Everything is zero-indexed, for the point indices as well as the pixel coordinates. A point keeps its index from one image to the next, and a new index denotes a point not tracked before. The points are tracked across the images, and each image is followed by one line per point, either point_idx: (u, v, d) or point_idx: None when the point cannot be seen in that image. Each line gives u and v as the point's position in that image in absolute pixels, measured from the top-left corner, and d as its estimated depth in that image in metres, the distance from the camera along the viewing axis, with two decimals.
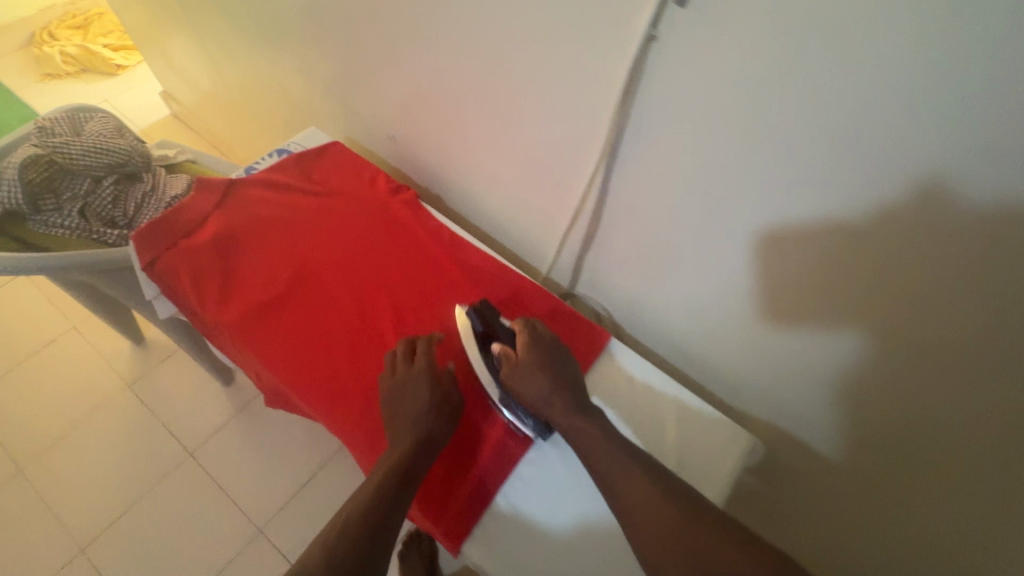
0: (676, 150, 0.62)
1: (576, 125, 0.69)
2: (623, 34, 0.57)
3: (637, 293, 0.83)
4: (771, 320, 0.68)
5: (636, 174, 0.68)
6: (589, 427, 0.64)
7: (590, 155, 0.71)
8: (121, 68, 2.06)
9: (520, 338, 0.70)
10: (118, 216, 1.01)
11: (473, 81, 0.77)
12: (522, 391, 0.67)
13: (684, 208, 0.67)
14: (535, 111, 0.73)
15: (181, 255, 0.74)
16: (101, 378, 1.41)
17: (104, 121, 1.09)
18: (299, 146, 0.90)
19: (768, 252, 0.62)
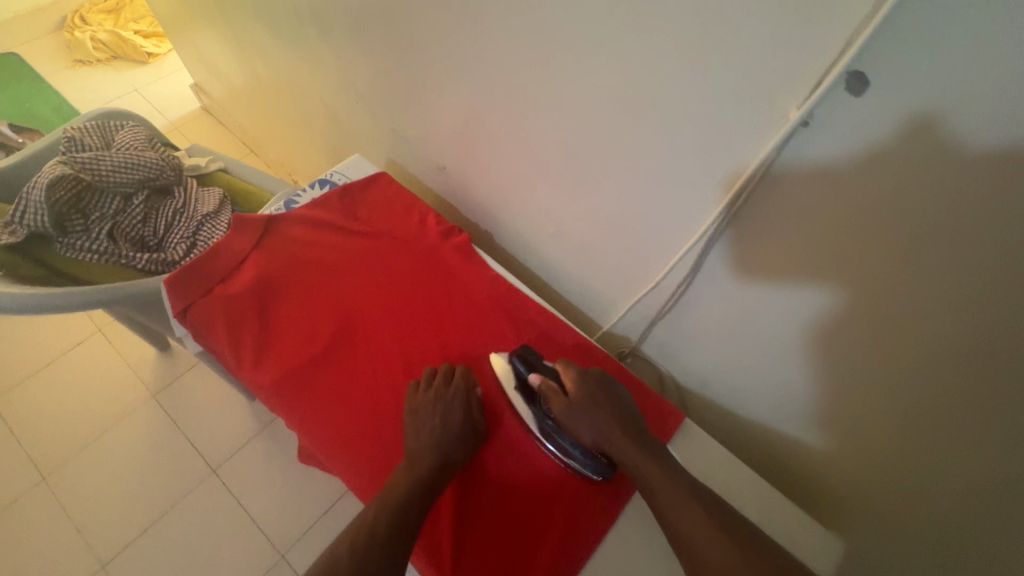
0: (793, 229, 0.52)
1: (671, 185, 0.61)
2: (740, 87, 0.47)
3: (710, 365, 0.74)
4: (873, 422, 0.59)
5: (735, 246, 0.59)
6: (652, 464, 0.57)
7: (684, 216, 0.62)
8: (153, 56, 2.00)
9: (568, 374, 0.64)
10: (148, 236, 0.97)
11: (547, 122, 0.69)
12: (577, 432, 0.61)
13: (786, 288, 0.58)
14: (619, 162, 0.64)
15: (217, 304, 0.67)
16: (125, 386, 1.38)
17: (134, 130, 1.02)
18: (343, 176, 0.83)
19: (883, 352, 0.53)
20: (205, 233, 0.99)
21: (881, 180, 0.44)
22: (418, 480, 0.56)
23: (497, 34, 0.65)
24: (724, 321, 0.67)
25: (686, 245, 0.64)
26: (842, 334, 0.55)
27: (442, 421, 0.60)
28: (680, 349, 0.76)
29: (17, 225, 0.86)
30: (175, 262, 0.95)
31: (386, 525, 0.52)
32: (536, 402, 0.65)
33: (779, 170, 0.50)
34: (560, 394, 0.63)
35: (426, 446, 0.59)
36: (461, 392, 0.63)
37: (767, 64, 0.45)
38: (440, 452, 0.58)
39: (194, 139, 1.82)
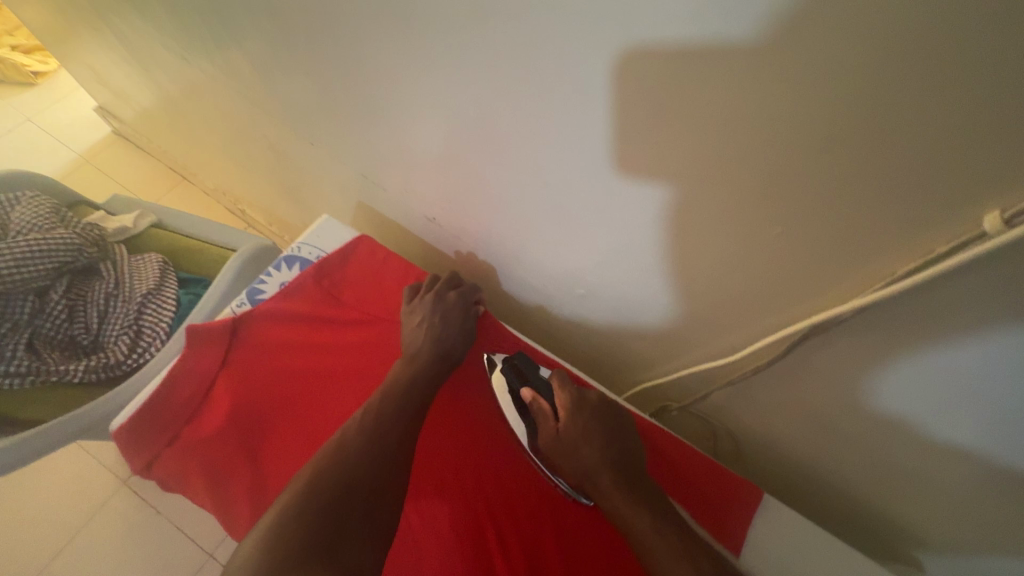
0: (904, 311, 0.41)
1: (747, 265, 0.48)
2: (840, 153, 0.35)
3: (767, 428, 0.64)
4: (1000, 512, 0.50)
5: (830, 336, 0.48)
6: (639, 514, 0.52)
7: (762, 295, 0.50)
8: (42, 76, 1.70)
9: (560, 398, 0.60)
10: (80, 335, 0.80)
11: (570, 184, 0.55)
12: (564, 465, 0.58)
13: (901, 382, 0.47)
14: (672, 233, 0.51)
15: (187, 451, 0.54)
16: (93, 477, 1.23)
17: (33, 203, 0.83)
18: (312, 248, 0.68)
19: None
20: (150, 316, 0.82)
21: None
22: (422, 361, 0.58)
23: (495, 84, 0.50)
24: (806, 400, 0.57)
25: (763, 324, 0.53)
26: (978, 432, 0.45)
27: (444, 321, 0.61)
28: (744, 418, 0.66)
29: None
30: (120, 361, 0.77)
31: (393, 397, 0.53)
32: (529, 415, 0.63)
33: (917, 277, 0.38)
34: (550, 420, 0.60)
35: (428, 332, 0.60)
36: (461, 298, 0.65)
37: (890, 133, 0.32)
38: (445, 337, 0.60)
39: (113, 172, 1.57)
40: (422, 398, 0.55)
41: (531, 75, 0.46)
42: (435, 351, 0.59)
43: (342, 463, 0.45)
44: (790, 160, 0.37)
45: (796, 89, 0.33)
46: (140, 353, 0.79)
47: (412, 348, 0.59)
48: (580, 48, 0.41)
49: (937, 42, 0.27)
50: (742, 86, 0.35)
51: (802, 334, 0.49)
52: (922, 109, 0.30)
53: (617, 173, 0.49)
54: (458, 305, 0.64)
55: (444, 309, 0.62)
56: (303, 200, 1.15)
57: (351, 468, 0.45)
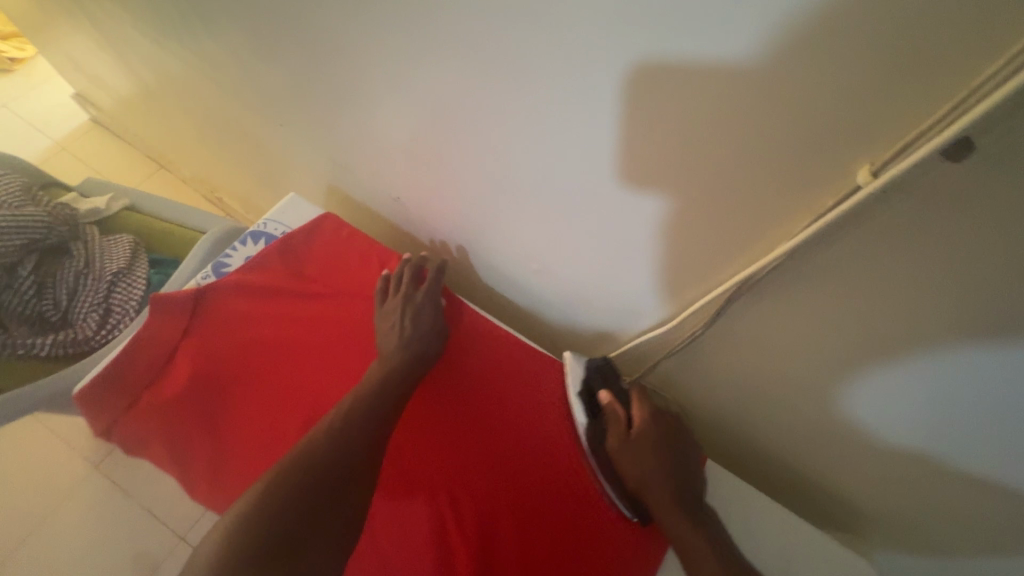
0: (814, 280, 0.45)
1: (678, 238, 0.51)
2: (742, 127, 0.38)
3: (710, 401, 0.68)
4: (918, 468, 0.54)
5: (752, 304, 0.51)
6: (688, 526, 0.55)
7: (692, 266, 0.52)
8: (19, 62, 1.69)
9: (639, 409, 0.63)
10: (48, 310, 0.81)
11: (517, 159, 0.57)
12: (626, 470, 0.60)
13: (821, 345, 0.50)
14: (609, 208, 0.54)
15: (149, 414, 0.56)
16: (64, 461, 1.23)
17: (2, 182, 0.84)
18: (277, 225, 0.70)
19: (942, 410, 0.46)
20: (119, 294, 0.83)
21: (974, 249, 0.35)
22: (394, 365, 0.57)
23: (446, 59, 0.52)
24: (742, 368, 0.60)
25: (696, 298, 0.55)
26: (891, 389, 0.48)
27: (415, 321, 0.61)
28: (691, 390, 0.69)
29: None
30: (89, 337, 0.79)
31: (363, 397, 0.54)
32: (598, 420, 0.64)
33: (821, 238, 0.40)
34: (626, 426, 0.62)
35: (401, 334, 0.60)
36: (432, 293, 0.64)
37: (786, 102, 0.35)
38: (415, 340, 0.60)
39: (90, 159, 1.56)
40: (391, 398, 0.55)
41: (476, 48, 0.48)
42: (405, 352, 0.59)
43: (310, 462, 0.47)
44: (707, 129, 0.40)
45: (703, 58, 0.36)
46: (109, 329, 0.80)
47: (386, 350, 0.59)
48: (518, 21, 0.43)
49: (818, 17, 0.30)
50: (660, 59, 0.38)
51: (725, 300, 0.51)
52: (811, 73, 0.33)
53: (558, 146, 0.52)
54: (428, 303, 0.63)
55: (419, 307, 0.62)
56: (279, 188, 1.17)
57: (318, 467, 0.46)
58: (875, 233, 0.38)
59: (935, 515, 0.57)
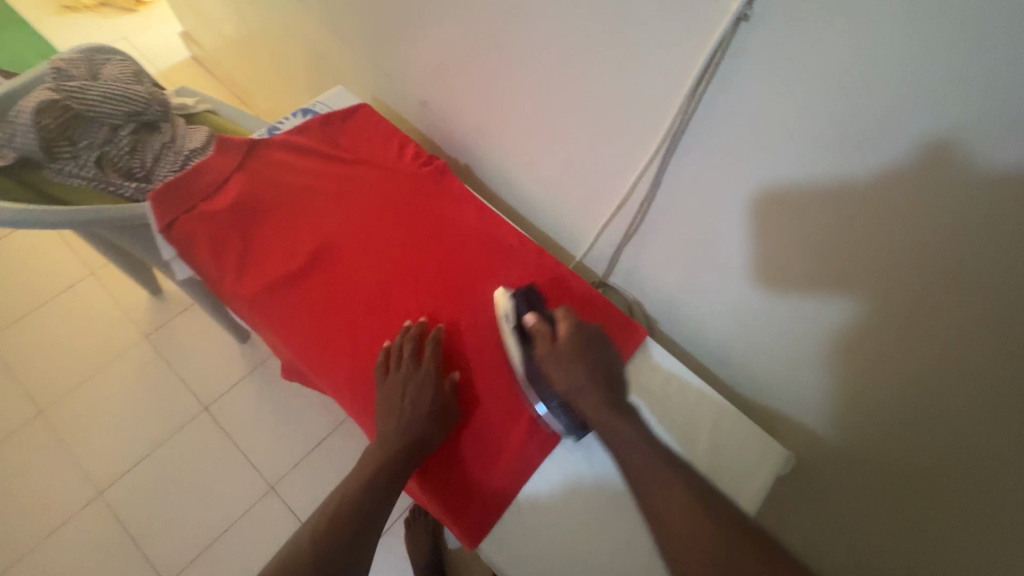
0: (749, 139, 0.60)
1: (639, 89, 0.66)
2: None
3: (676, 287, 0.83)
4: (829, 312, 0.65)
5: (697, 157, 0.67)
6: (620, 422, 0.58)
7: (648, 117, 0.68)
8: (141, 5, 1.98)
9: (563, 327, 0.64)
10: (136, 168, 0.98)
11: (536, 41, 0.73)
12: (557, 380, 0.62)
13: (742, 180, 0.64)
14: (596, 73, 0.69)
15: (201, 219, 0.70)
16: (118, 328, 1.42)
17: (120, 65, 1.04)
18: (325, 107, 0.84)
19: (837, 240, 0.60)
20: None
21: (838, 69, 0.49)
22: (390, 453, 0.59)
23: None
24: (694, 226, 0.73)
25: (645, 152, 0.71)
26: (803, 226, 0.61)
27: (414, 405, 0.61)
28: (652, 256, 0.83)
29: (4, 148, 0.86)
30: None
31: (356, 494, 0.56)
32: (527, 342, 0.65)
33: (730, 63, 0.57)
34: (548, 341, 0.63)
35: (401, 416, 0.61)
36: (433, 370, 0.64)
37: None
38: (413, 424, 0.60)
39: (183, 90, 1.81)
40: (384, 489, 0.57)
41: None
42: (400, 438, 0.60)
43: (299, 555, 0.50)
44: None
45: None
46: None
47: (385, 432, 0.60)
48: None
49: None
50: None
51: (670, 133, 0.67)
52: None
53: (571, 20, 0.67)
54: (430, 382, 0.63)
55: (421, 388, 0.62)
56: None
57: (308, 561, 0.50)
58: (773, 60, 0.53)
59: (837, 379, 0.70)
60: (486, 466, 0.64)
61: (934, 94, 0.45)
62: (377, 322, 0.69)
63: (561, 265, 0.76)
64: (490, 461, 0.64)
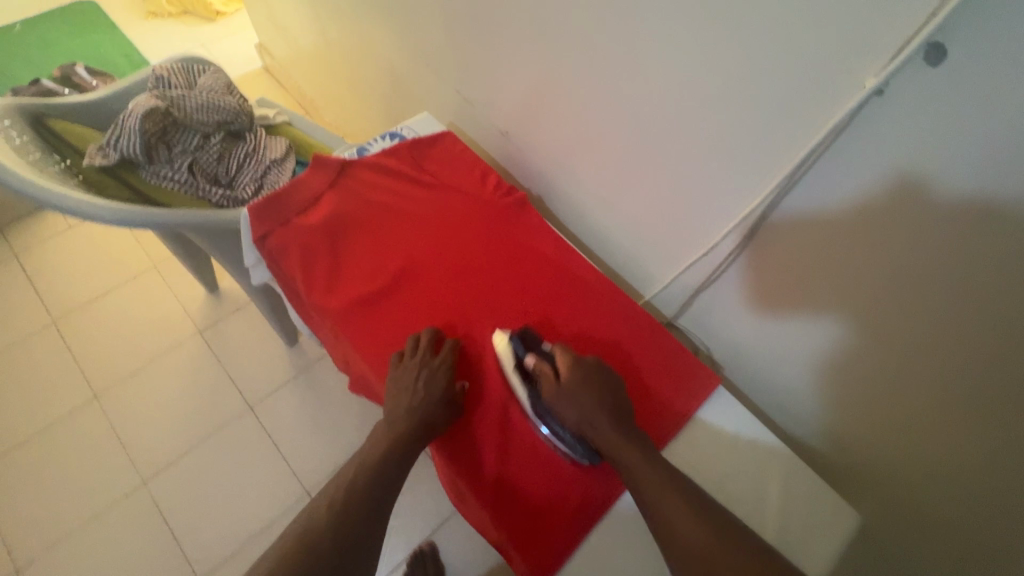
0: (847, 205, 0.60)
1: (743, 148, 0.66)
2: (805, 62, 0.55)
3: (751, 337, 0.82)
4: (905, 378, 0.64)
5: (791, 217, 0.66)
6: (632, 453, 0.59)
7: (747, 173, 0.67)
8: (221, 15, 2.09)
9: (562, 361, 0.65)
10: (221, 174, 1.03)
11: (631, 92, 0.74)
12: (565, 414, 0.63)
13: (831, 242, 0.64)
14: (692, 128, 0.70)
15: (294, 233, 0.73)
16: (175, 321, 1.47)
17: (214, 75, 1.09)
18: (412, 131, 0.87)
19: (929, 315, 0.58)
20: (272, 177, 1.06)
21: (880, 101, 0.52)
22: (398, 436, 0.62)
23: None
24: (775, 278, 0.73)
25: (743, 210, 0.70)
26: (887, 289, 0.61)
27: (424, 389, 0.64)
28: (729, 307, 0.82)
29: (108, 148, 0.91)
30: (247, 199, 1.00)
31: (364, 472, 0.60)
32: (531, 379, 0.66)
33: (850, 133, 0.56)
34: (552, 378, 0.64)
35: (410, 400, 0.64)
36: (448, 361, 0.67)
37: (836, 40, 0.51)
38: (422, 409, 0.63)
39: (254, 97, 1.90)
40: (390, 470, 0.61)
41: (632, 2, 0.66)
42: (411, 423, 0.63)
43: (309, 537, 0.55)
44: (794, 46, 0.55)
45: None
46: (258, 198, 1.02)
47: (395, 412, 0.64)
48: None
49: None
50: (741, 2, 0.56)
51: (779, 191, 0.65)
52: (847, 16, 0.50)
53: (670, 75, 0.68)
54: (442, 372, 0.66)
55: (432, 371, 0.65)
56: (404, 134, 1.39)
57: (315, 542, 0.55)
58: (900, 127, 0.52)
59: (916, 448, 0.68)
60: (548, 505, 0.64)
61: (983, 127, 0.46)
62: (451, 347, 0.71)
63: (632, 301, 0.76)
64: (550, 499, 0.65)
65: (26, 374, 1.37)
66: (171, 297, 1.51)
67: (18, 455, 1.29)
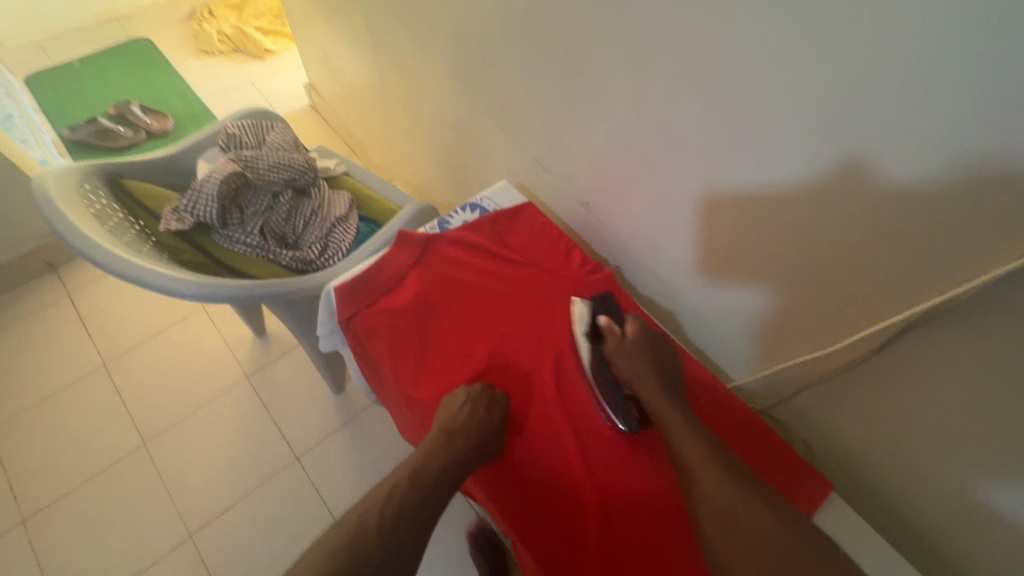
0: (998, 350, 0.51)
1: (873, 265, 0.57)
2: (962, 202, 0.47)
3: (846, 453, 0.72)
4: None
5: (918, 348, 0.57)
6: (673, 412, 0.62)
7: (871, 292, 0.59)
8: (270, 53, 2.12)
9: (631, 324, 0.71)
10: (288, 233, 1.02)
11: (731, 188, 0.67)
12: (623, 368, 0.68)
13: (967, 380, 0.55)
14: (804, 236, 0.62)
15: (380, 316, 0.72)
16: (223, 364, 1.47)
17: (282, 132, 1.09)
18: (492, 202, 0.85)
19: None
20: (337, 234, 1.04)
21: (876, 126, 0.49)
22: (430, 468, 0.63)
23: (682, 90, 0.65)
24: (886, 401, 0.64)
25: (861, 327, 0.62)
26: None
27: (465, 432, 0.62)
28: (829, 422, 0.72)
29: (186, 214, 0.91)
30: (314, 260, 0.99)
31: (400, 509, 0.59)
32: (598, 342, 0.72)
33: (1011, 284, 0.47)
34: (617, 334, 0.70)
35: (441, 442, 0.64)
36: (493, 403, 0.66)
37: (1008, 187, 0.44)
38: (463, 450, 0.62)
39: (302, 136, 1.92)
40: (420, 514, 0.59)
41: (733, 100, 0.60)
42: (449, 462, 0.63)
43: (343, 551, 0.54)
44: (948, 177, 0.47)
45: (965, 111, 0.43)
46: (326, 258, 1.00)
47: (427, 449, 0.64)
48: (785, 73, 0.53)
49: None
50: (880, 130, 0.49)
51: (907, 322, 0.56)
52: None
53: (782, 182, 0.61)
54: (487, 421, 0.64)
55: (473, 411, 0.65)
56: (459, 184, 1.37)
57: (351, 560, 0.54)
58: None
59: None
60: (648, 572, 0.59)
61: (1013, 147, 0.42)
62: (539, 437, 0.68)
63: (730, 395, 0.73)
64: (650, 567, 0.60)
65: (80, 417, 1.38)
66: (218, 340, 1.51)
67: (66, 502, 1.28)
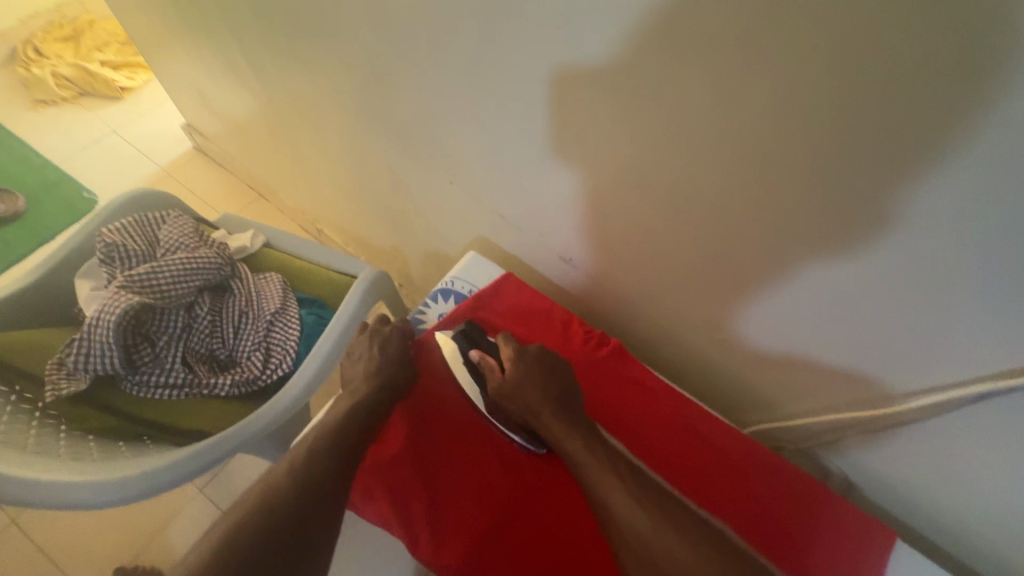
0: None
1: (926, 332, 0.49)
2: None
3: (906, 496, 0.65)
4: None
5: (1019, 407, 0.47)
6: (569, 436, 0.60)
7: (942, 357, 0.50)
8: (127, 90, 1.78)
9: (506, 351, 0.68)
10: (219, 349, 0.84)
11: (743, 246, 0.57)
12: (511, 406, 0.65)
13: None
14: (839, 301, 0.53)
15: (372, 472, 0.62)
16: None
17: (177, 222, 0.88)
18: (463, 282, 0.79)
19: None
20: (277, 334, 0.85)
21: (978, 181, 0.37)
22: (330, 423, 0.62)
23: (667, 151, 0.53)
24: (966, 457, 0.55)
25: (935, 385, 0.52)
26: None
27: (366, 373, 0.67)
28: (882, 466, 0.64)
29: (77, 371, 0.71)
30: (257, 377, 0.81)
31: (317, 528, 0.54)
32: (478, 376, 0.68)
33: None
34: (497, 370, 0.67)
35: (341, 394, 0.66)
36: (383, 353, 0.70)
37: None
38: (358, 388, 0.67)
39: (193, 187, 1.64)
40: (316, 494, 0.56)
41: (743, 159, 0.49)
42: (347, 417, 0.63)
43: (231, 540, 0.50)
44: None
45: None
46: (272, 369, 0.83)
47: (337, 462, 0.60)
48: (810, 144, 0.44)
49: None
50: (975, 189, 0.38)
51: (982, 394, 0.49)
52: None
53: (807, 253, 0.51)
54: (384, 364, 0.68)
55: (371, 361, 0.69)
56: (400, 226, 1.20)
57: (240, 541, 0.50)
58: None
59: None
60: None
61: None
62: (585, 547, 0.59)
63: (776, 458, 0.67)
64: None
65: None
66: None
67: None
